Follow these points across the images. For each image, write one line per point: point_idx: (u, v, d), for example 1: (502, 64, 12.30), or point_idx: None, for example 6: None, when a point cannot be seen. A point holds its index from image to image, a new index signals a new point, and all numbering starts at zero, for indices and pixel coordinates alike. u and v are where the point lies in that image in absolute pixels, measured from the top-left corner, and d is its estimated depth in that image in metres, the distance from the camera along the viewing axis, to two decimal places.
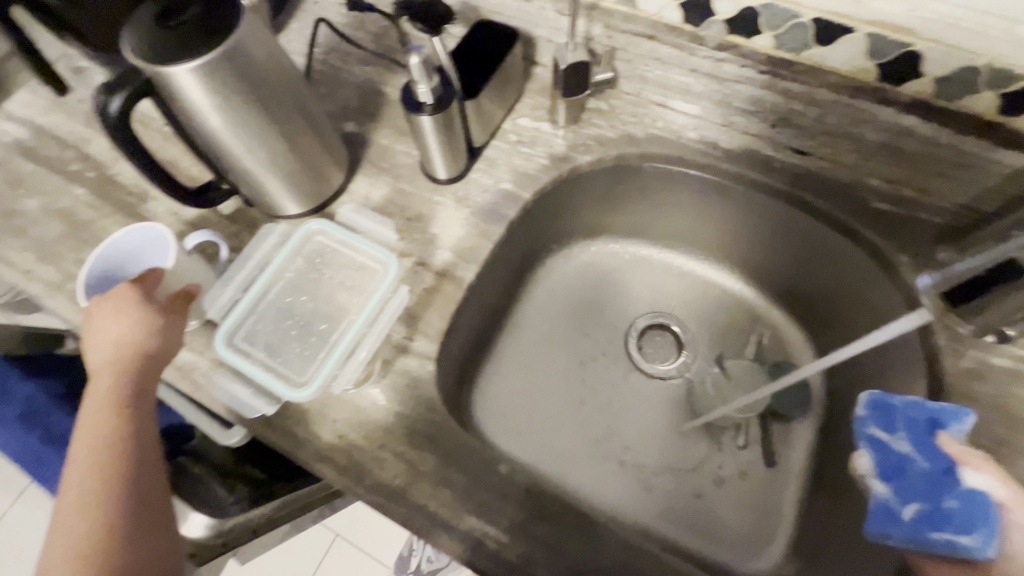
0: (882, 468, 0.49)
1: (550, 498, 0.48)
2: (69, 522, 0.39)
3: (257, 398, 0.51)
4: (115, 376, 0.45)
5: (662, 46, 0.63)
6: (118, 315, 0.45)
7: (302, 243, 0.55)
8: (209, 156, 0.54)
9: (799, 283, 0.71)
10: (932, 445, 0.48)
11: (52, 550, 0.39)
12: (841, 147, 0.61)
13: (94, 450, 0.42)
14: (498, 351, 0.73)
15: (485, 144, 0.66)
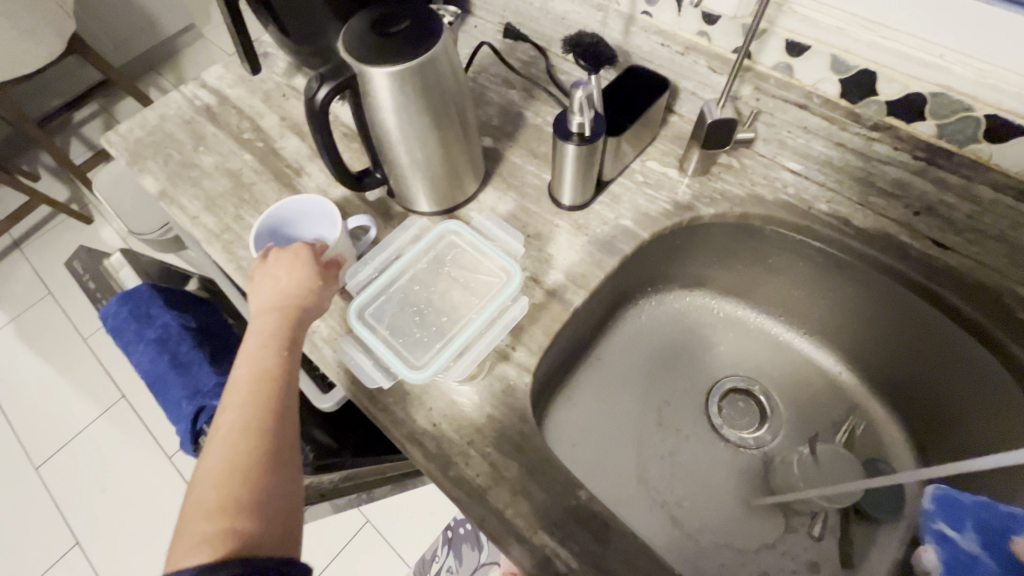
0: (950, 566, 0.45)
1: (623, 535, 0.48)
2: (226, 442, 0.42)
3: (374, 369, 0.54)
4: (278, 319, 0.50)
5: (812, 116, 0.62)
6: (292, 267, 0.53)
7: (435, 240, 0.60)
8: (373, 147, 0.60)
9: (910, 380, 0.67)
10: (1002, 547, 0.45)
11: (203, 469, 0.41)
12: (990, 248, 0.59)
13: (257, 384, 0.46)
14: (579, 379, 0.73)
15: (611, 179, 0.69)
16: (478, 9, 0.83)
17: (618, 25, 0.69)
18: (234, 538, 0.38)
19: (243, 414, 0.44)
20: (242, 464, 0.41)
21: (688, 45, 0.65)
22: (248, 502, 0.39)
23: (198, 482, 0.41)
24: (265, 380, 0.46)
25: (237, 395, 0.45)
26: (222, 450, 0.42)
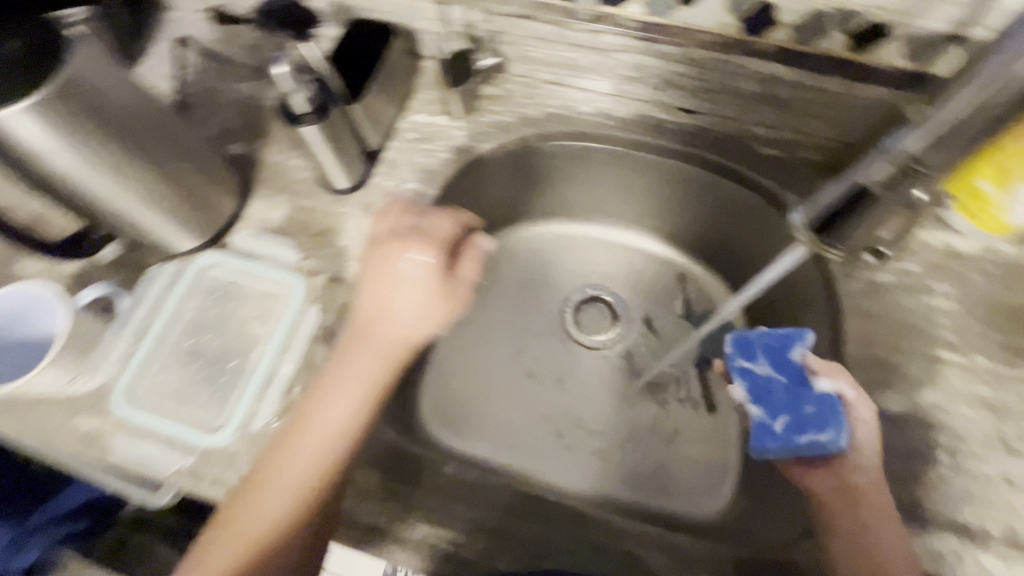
0: (752, 393, 0.50)
1: (496, 490, 0.49)
2: (260, 517, 0.44)
3: (169, 451, 0.49)
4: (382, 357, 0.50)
5: (538, 24, 0.61)
6: (432, 304, 0.52)
7: (195, 282, 0.56)
8: (73, 202, 0.49)
9: (711, 236, 0.74)
10: (786, 361, 0.51)
11: (217, 544, 0.43)
12: (723, 101, 0.63)
13: (324, 444, 0.46)
14: (435, 354, 0.72)
15: (382, 146, 0.64)
16: None
17: None
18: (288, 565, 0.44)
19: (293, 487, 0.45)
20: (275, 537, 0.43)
21: None
22: (315, 533, 0.45)
23: (242, 529, 0.44)
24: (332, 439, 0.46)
25: (306, 450, 0.46)
26: (259, 521, 0.44)
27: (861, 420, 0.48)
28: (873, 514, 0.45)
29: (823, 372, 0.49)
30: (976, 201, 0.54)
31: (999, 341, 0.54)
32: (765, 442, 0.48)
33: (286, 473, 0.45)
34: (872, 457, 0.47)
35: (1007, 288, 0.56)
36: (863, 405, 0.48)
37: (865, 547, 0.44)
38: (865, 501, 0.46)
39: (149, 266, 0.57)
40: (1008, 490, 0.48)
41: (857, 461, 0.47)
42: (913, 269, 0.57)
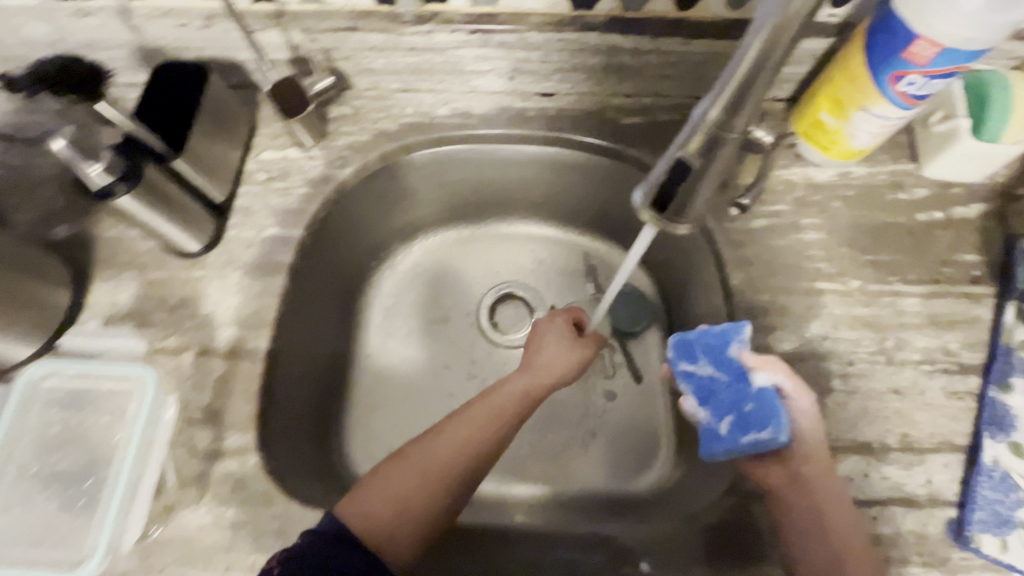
0: (697, 395, 0.51)
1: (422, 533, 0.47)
2: (422, 473, 0.47)
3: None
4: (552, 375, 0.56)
5: (368, 35, 0.57)
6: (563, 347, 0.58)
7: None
8: None
9: (603, 209, 0.73)
10: (724, 359, 0.50)
11: (375, 496, 0.46)
12: (577, 79, 0.62)
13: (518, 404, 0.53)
14: (350, 396, 0.68)
15: (231, 195, 0.59)
16: None
17: (117, 25, 0.55)
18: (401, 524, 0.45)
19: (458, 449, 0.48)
20: (438, 497, 0.47)
21: (206, 14, 0.55)
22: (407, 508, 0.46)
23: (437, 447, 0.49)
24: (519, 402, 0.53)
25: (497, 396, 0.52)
26: (409, 485, 0.46)
27: (798, 410, 0.48)
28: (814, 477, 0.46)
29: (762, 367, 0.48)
30: (823, 133, 0.56)
31: (868, 261, 0.56)
32: (712, 449, 0.49)
33: (455, 433, 0.49)
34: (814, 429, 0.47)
35: (867, 209, 0.59)
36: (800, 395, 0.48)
37: (806, 510, 0.46)
38: (809, 470, 0.46)
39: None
40: (897, 400, 0.51)
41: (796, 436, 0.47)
42: (783, 209, 0.59)
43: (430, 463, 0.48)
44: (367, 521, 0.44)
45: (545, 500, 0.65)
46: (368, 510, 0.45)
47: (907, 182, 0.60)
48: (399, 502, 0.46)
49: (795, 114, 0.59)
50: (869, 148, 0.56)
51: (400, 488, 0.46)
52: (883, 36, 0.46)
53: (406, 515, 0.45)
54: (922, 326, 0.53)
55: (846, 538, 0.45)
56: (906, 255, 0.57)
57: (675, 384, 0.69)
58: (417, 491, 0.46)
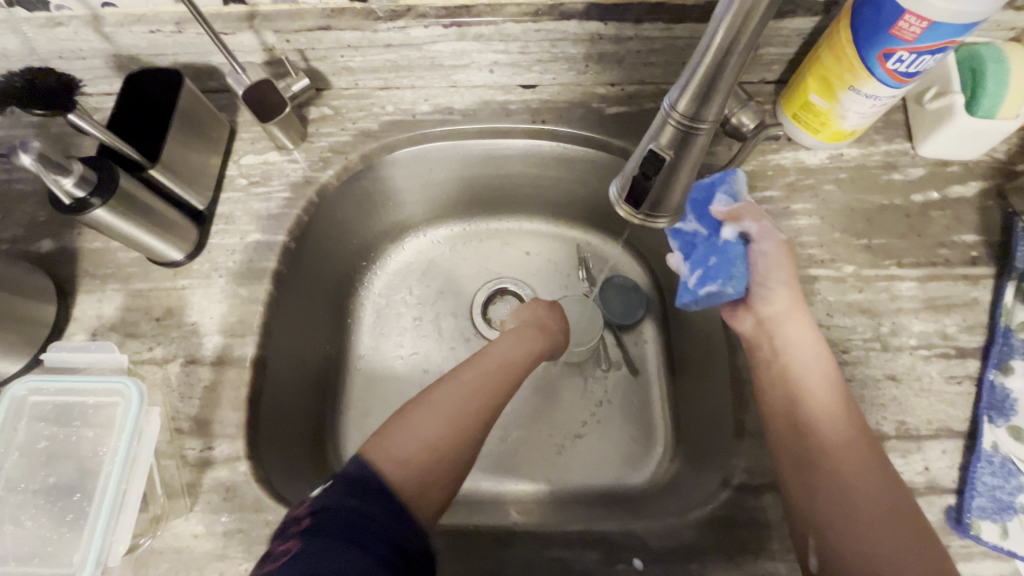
0: (681, 248, 0.52)
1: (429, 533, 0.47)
2: (449, 412, 0.46)
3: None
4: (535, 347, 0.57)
5: (343, 33, 0.56)
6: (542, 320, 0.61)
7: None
8: None
9: (593, 202, 0.72)
10: (706, 213, 0.50)
11: (406, 438, 0.44)
12: (559, 69, 0.61)
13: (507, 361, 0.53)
14: (344, 399, 0.68)
15: (213, 203, 0.58)
16: None
17: (89, 33, 0.55)
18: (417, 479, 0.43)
19: (483, 390, 0.49)
20: (465, 439, 0.46)
21: (177, 18, 0.54)
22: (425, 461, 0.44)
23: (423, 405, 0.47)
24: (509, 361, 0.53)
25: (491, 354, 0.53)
26: (435, 426, 0.45)
27: (765, 254, 0.49)
28: (810, 388, 0.46)
29: (737, 219, 0.49)
30: (814, 116, 0.55)
31: (863, 245, 0.55)
32: (688, 300, 0.50)
33: (455, 386, 0.48)
34: (805, 326, 0.48)
35: (861, 191, 0.57)
36: (770, 240, 0.49)
37: (802, 422, 0.45)
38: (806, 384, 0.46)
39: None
40: (894, 387, 0.49)
41: (789, 336, 0.48)
42: (774, 195, 0.57)
43: (451, 406, 0.47)
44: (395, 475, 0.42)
45: (541, 495, 0.64)
46: (396, 461, 0.43)
47: (902, 162, 0.58)
48: (431, 439, 0.45)
49: (784, 97, 0.57)
50: (861, 129, 0.55)
51: (427, 429, 0.45)
52: (871, 14, 0.44)
53: (440, 453, 0.44)
54: (918, 310, 0.52)
55: (856, 457, 0.42)
56: (902, 238, 0.55)
57: (672, 375, 0.68)
58: (449, 428, 0.46)
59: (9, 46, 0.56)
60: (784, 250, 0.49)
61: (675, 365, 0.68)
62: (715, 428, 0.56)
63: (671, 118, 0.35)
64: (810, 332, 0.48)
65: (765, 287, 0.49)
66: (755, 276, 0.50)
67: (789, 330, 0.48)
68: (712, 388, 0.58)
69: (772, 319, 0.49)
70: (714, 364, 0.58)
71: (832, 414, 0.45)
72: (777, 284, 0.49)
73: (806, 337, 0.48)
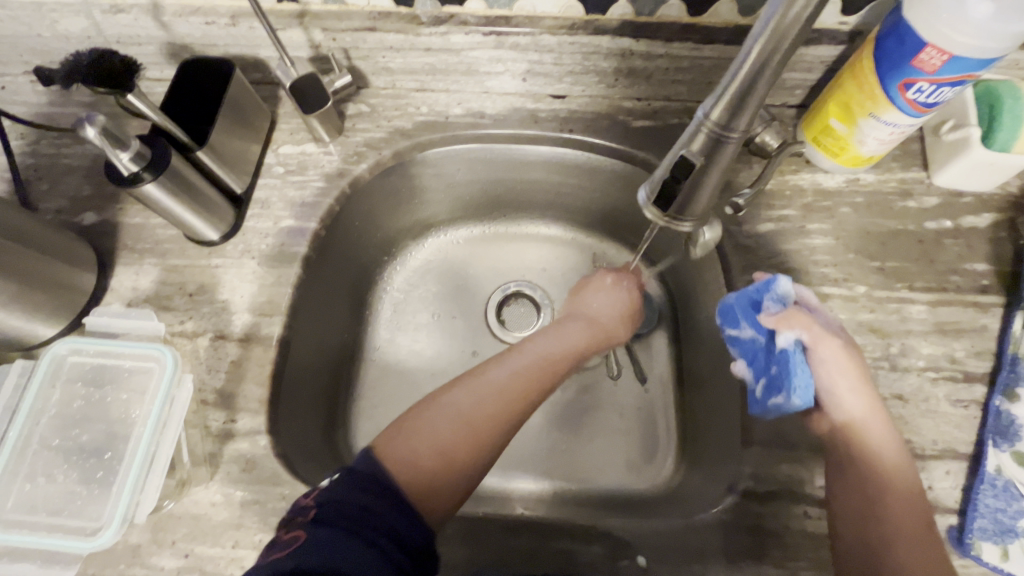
0: (749, 360, 0.52)
1: None
2: (493, 398, 0.47)
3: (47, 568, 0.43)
4: (585, 325, 0.58)
5: (387, 35, 0.59)
6: (606, 292, 0.63)
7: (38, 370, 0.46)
8: None
9: (613, 211, 0.74)
10: (751, 317, 0.50)
11: (434, 415, 0.45)
12: (589, 82, 0.63)
13: (545, 361, 0.52)
14: (359, 388, 0.69)
15: (251, 188, 0.61)
16: None
17: (149, 21, 0.58)
18: (451, 469, 0.43)
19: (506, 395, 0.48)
20: (478, 450, 0.45)
21: (232, 12, 0.57)
22: (458, 452, 0.44)
23: (453, 399, 0.46)
24: (546, 364, 0.52)
25: (527, 353, 0.52)
26: (474, 406, 0.46)
27: (825, 361, 0.48)
28: (888, 471, 0.44)
29: (785, 326, 0.48)
30: (834, 140, 0.57)
31: (876, 267, 0.56)
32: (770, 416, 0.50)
33: (495, 382, 0.48)
34: (887, 433, 0.45)
35: (876, 215, 0.59)
36: (828, 346, 0.48)
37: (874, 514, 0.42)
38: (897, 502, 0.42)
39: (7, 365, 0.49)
40: (901, 406, 0.51)
41: (872, 441, 0.45)
42: (791, 214, 0.59)
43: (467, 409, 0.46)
44: (409, 466, 0.42)
45: (545, 494, 0.65)
46: (415, 458, 0.42)
47: (917, 190, 0.60)
48: (453, 430, 0.45)
49: (805, 120, 0.59)
50: (879, 155, 0.56)
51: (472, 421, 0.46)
52: (894, 45, 0.46)
53: (490, 419, 0.46)
54: (927, 334, 0.53)
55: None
56: (914, 263, 0.57)
57: (680, 386, 0.70)
58: (489, 407, 0.47)
59: (73, 28, 0.60)
60: (845, 352, 0.48)
61: (684, 376, 0.69)
62: (721, 437, 0.57)
63: (703, 126, 0.37)
64: (892, 441, 0.45)
65: (849, 387, 0.47)
66: (819, 382, 0.48)
67: (869, 428, 0.45)
68: (720, 398, 0.59)
69: (851, 420, 0.46)
70: (722, 376, 0.59)
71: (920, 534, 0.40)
72: (849, 388, 0.47)
73: (885, 436, 0.45)
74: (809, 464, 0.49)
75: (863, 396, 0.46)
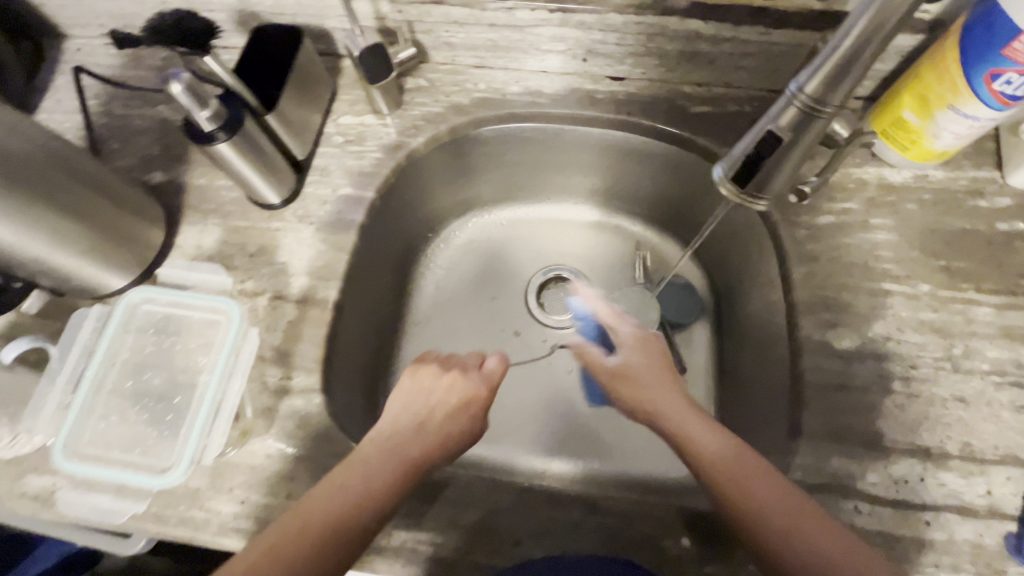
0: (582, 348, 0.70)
1: (484, 489, 0.49)
2: (362, 489, 0.43)
3: (120, 499, 0.47)
4: (404, 420, 0.48)
5: (453, 8, 0.59)
6: (436, 377, 0.51)
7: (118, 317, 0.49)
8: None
9: (662, 199, 0.73)
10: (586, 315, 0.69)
11: (287, 528, 0.40)
12: (650, 64, 0.62)
13: (396, 456, 0.45)
14: (401, 359, 0.70)
15: (311, 155, 0.62)
16: (68, 27, 0.68)
17: None
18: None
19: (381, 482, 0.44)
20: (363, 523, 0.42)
21: None
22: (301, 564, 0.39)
23: (291, 518, 0.41)
24: (389, 469, 0.45)
25: (379, 446, 0.46)
26: (371, 478, 0.44)
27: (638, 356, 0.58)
28: (754, 483, 0.45)
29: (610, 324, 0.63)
30: (905, 133, 0.55)
31: (941, 266, 0.55)
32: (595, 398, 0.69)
33: (357, 476, 0.43)
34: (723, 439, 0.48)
35: (943, 213, 0.57)
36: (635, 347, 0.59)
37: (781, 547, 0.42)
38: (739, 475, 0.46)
39: (83, 311, 0.52)
40: (961, 408, 0.49)
41: (711, 451, 0.47)
42: (853, 208, 0.58)
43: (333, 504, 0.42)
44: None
45: (579, 477, 0.65)
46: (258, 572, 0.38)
47: (989, 190, 0.58)
48: (360, 495, 0.43)
49: (874, 112, 0.58)
50: (952, 151, 0.55)
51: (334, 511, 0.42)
52: (982, 31, 0.45)
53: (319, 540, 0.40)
54: (993, 337, 0.52)
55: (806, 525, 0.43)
56: (983, 265, 0.55)
57: (721, 378, 0.69)
58: (359, 497, 0.42)
59: None
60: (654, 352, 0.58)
61: (725, 368, 0.69)
62: (763, 429, 0.56)
63: (797, 99, 0.37)
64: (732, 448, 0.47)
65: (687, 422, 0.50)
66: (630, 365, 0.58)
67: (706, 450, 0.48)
68: (764, 391, 0.58)
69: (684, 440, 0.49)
70: (768, 368, 0.58)
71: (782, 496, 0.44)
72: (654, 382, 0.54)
73: (722, 446, 0.47)
74: (861, 460, 0.48)
75: (651, 387, 0.54)
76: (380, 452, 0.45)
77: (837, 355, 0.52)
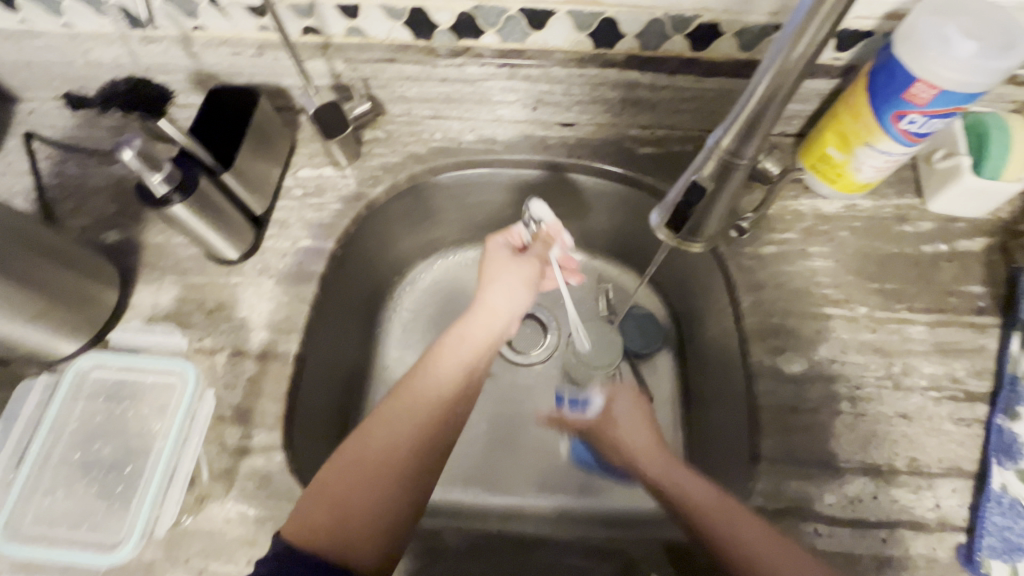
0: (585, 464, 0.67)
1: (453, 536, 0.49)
2: (437, 392, 0.48)
3: None
4: (484, 323, 0.54)
5: (406, 65, 0.63)
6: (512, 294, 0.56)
7: (69, 387, 0.50)
8: None
9: (619, 234, 0.75)
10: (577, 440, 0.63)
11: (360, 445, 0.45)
12: (596, 111, 0.66)
13: (469, 352, 0.51)
14: (369, 406, 0.70)
15: (270, 209, 0.63)
16: (20, 90, 0.68)
17: (179, 51, 0.61)
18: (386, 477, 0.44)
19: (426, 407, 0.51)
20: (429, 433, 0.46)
21: (260, 44, 0.60)
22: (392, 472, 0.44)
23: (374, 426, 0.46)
24: (453, 364, 0.50)
25: (452, 353, 0.51)
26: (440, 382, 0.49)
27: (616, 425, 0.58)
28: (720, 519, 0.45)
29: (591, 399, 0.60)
30: (832, 167, 0.59)
31: (875, 289, 0.58)
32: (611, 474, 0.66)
33: (426, 378, 0.49)
34: (686, 476, 0.50)
35: (874, 239, 0.61)
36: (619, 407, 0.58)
37: None
38: (708, 517, 0.46)
39: (28, 382, 0.52)
40: (906, 424, 0.52)
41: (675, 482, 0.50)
42: (792, 238, 0.61)
43: (400, 415, 0.46)
44: (346, 477, 0.43)
45: (552, 515, 0.65)
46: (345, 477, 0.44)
47: (912, 215, 0.62)
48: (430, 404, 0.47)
49: (803, 149, 0.62)
50: (876, 182, 0.59)
51: (394, 422, 0.46)
52: (886, 78, 0.49)
53: (397, 451, 0.45)
54: (928, 354, 0.55)
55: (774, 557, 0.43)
56: (913, 285, 0.58)
57: (686, 405, 0.70)
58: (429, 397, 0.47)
59: (104, 56, 0.63)
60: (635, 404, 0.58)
61: (689, 395, 0.70)
62: (729, 455, 0.57)
63: (715, 153, 0.41)
64: (699, 484, 0.48)
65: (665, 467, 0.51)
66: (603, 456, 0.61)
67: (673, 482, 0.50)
68: (725, 417, 0.60)
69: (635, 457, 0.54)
70: (728, 394, 0.60)
71: (731, 514, 0.45)
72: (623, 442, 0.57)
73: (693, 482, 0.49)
74: (818, 482, 0.50)
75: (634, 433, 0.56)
76: (452, 349, 0.51)
77: (788, 379, 0.54)
